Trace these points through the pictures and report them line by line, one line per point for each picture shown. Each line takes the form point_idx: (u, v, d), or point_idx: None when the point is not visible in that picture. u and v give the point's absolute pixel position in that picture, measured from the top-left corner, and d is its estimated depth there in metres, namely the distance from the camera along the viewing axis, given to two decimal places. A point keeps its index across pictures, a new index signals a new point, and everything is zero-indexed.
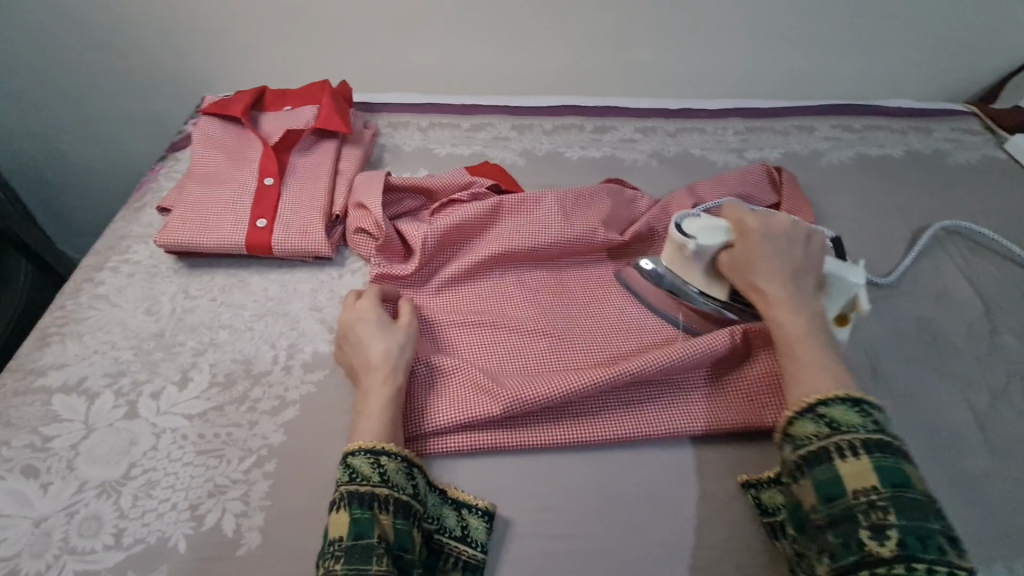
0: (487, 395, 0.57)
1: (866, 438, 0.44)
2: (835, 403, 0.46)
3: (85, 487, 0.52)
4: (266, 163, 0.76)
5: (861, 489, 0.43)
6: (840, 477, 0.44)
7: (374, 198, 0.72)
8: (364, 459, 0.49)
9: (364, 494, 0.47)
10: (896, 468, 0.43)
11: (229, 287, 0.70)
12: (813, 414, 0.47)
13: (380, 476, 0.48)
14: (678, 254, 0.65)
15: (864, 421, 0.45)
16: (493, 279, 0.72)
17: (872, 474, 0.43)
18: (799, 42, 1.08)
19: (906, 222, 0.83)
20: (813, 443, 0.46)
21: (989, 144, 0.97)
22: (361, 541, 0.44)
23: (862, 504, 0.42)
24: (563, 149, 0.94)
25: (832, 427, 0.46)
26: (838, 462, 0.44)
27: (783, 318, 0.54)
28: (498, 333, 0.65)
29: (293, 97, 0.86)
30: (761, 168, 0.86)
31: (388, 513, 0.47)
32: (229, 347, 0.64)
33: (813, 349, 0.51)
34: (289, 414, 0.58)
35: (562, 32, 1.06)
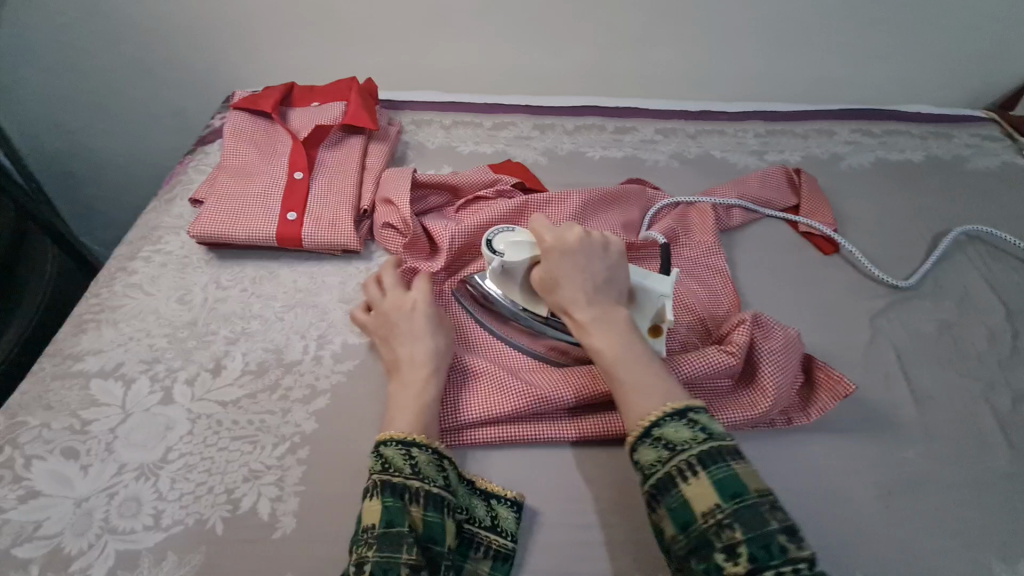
0: (513, 390, 0.59)
1: (699, 452, 0.43)
2: (667, 421, 0.45)
3: (123, 470, 0.54)
4: (296, 157, 0.77)
5: (707, 510, 0.40)
6: (687, 501, 0.41)
7: (402, 194, 0.73)
8: (395, 450, 0.49)
9: (395, 484, 0.47)
10: (729, 475, 0.42)
11: (259, 278, 0.71)
12: (650, 439, 0.45)
13: (411, 467, 0.48)
14: (489, 272, 0.62)
15: (693, 433, 0.44)
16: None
17: (712, 490, 0.41)
18: (821, 44, 1.08)
19: (926, 227, 0.84)
20: (657, 470, 0.43)
21: (1009, 150, 0.97)
22: (391, 528, 0.44)
23: (712, 526, 0.40)
24: (585, 149, 0.95)
25: (670, 448, 0.44)
26: (683, 486, 0.42)
27: (598, 339, 0.52)
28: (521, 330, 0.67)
29: (320, 93, 0.87)
30: (781, 171, 0.87)
31: (417, 503, 0.46)
32: (260, 337, 0.65)
33: (634, 369, 0.49)
34: (320, 402, 0.60)
35: (583, 33, 1.07)
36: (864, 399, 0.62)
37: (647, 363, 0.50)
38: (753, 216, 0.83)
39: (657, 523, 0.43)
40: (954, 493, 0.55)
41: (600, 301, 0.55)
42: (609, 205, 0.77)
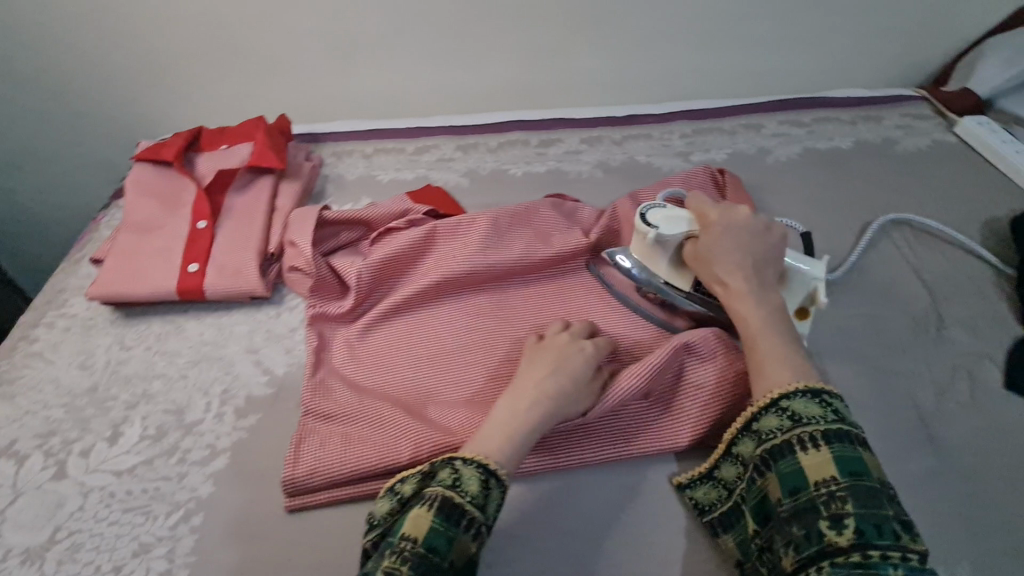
0: (402, 437, 0.56)
1: (827, 430, 0.45)
2: (798, 396, 0.48)
3: (9, 555, 0.52)
4: (199, 205, 0.75)
5: (821, 480, 0.43)
6: (802, 470, 0.45)
7: (305, 235, 0.71)
8: (474, 474, 0.47)
9: (453, 509, 0.45)
10: (854, 457, 0.44)
11: (164, 335, 0.69)
12: (776, 408, 0.48)
13: (479, 498, 0.46)
14: (642, 245, 0.66)
15: (825, 413, 0.47)
16: (436, 308, 0.70)
17: (831, 465, 0.44)
18: (743, 37, 1.07)
19: (854, 216, 0.82)
20: (776, 436, 0.47)
21: (939, 128, 0.95)
22: (431, 555, 0.42)
23: (823, 495, 0.43)
24: (508, 166, 0.93)
25: (794, 420, 0.47)
26: (801, 454, 0.45)
27: (745, 311, 0.56)
28: (437, 366, 0.65)
29: (228, 135, 0.85)
30: (705, 172, 0.85)
31: (467, 537, 0.44)
32: (161, 398, 0.63)
33: (775, 339, 0.53)
34: (218, 463, 0.57)
35: (502, 49, 1.05)
36: None
37: (789, 337, 0.54)
38: None
39: (766, 486, 0.47)
40: None
41: (754, 278, 0.59)
42: (525, 224, 0.75)
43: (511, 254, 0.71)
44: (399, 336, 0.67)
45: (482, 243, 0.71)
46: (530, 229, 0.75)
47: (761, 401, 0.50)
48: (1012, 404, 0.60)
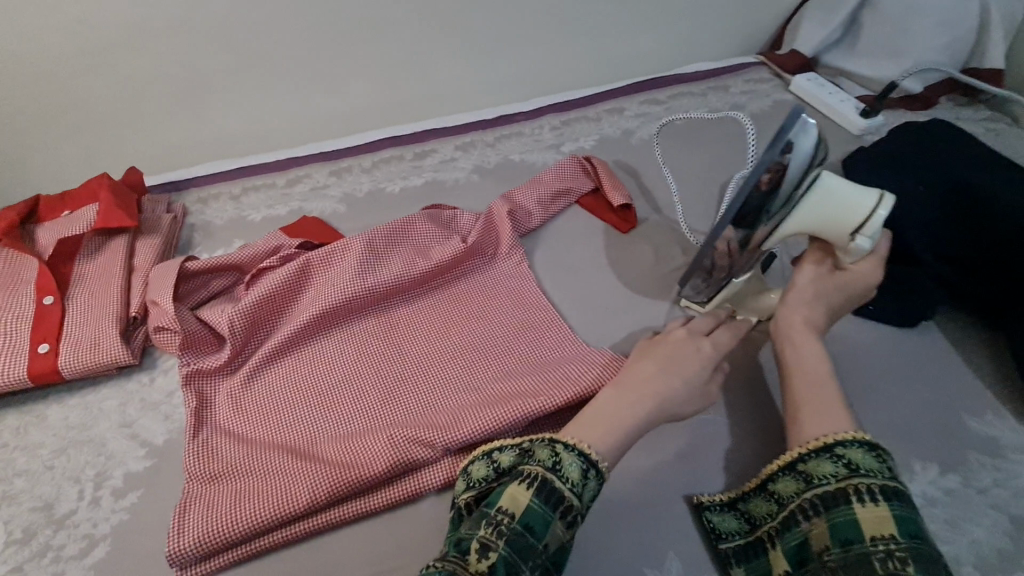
0: (298, 484, 0.54)
1: (886, 485, 0.45)
2: (855, 446, 0.48)
3: None
4: (42, 281, 0.69)
5: (880, 535, 0.43)
6: (858, 521, 0.44)
7: (164, 290, 0.67)
8: (575, 462, 0.48)
9: (552, 494, 0.46)
10: (911, 517, 0.43)
11: (22, 427, 0.63)
12: (832, 454, 0.48)
13: (578, 484, 0.47)
14: (831, 209, 0.55)
15: (882, 468, 0.46)
16: (322, 343, 0.68)
17: (891, 522, 0.43)
18: (596, 26, 1.11)
19: (712, 182, 0.87)
20: (830, 483, 0.47)
21: (778, 90, 1.04)
22: (525, 534, 0.44)
23: (881, 551, 0.42)
24: (385, 184, 0.92)
25: (851, 468, 0.47)
26: (858, 506, 0.45)
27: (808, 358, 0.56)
28: (329, 403, 0.63)
29: (70, 199, 0.78)
30: (573, 160, 0.86)
31: (561, 523, 0.45)
32: (25, 497, 0.58)
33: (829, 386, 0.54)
34: (99, 552, 0.53)
35: (361, 68, 1.04)
36: None
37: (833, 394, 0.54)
38: (557, 212, 0.83)
39: (811, 529, 0.47)
40: None
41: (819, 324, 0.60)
42: (403, 240, 0.75)
43: (391, 274, 0.71)
44: (287, 380, 0.65)
45: (359, 267, 0.70)
46: (409, 245, 0.75)
47: (817, 441, 0.49)
48: (861, 329, 0.66)
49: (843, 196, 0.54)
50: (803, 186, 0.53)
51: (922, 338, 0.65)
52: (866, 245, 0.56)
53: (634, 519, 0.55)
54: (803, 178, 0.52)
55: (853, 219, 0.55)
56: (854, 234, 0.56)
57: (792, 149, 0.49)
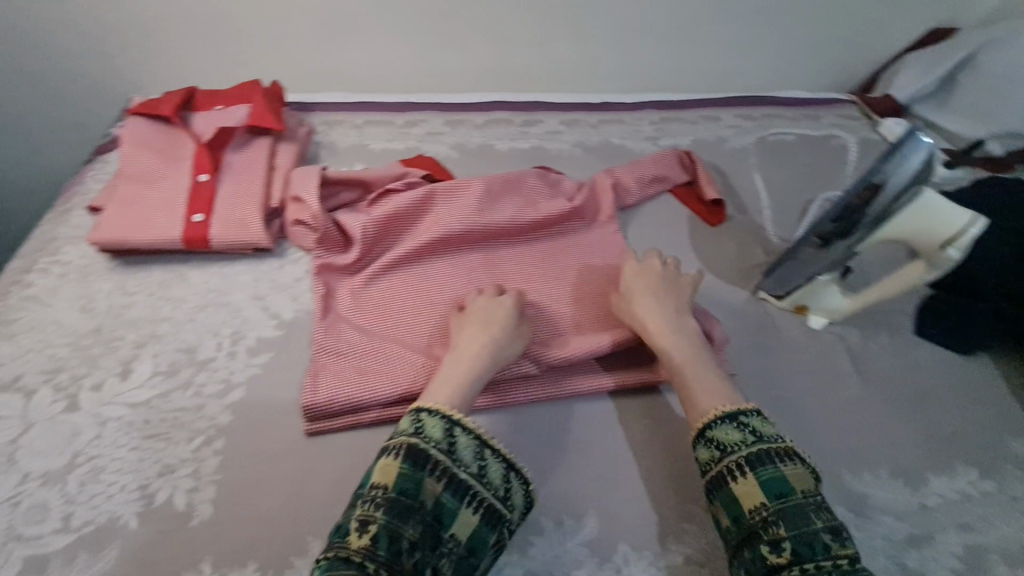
0: (413, 373, 0.62)
1: (748, 455, 0.51)
2: (719, 424, 0.54)
3: (28, 478, 0.53)
4: (199, 160, 0.77)
5: (753, 507, 0.49)
6: (736, 499, 0.50)
7: (309, 186, 0.75)
8: (437, 424, 0.51)
9: (418, 455, 0.48)
10: (777, 477, 0.50)
11: (167, 282, 0.71)
12: (704, 440, 0.54)
13: (446, 442, 0.50)
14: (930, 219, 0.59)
15: (743, 437, 0.52)
16: (435, 263, 0.75)
17: (758, 490, 0.49)
18: (707, 37, 1.18)
19: (799, 195, 0.93)
20: (711, 468, 0.52)
21: (866, 128, 1.09)
22: (404, 497, 0.46)
23: (758, 521, 0.48)
24: (494, 142, 0.99)
25: (721, 450, 0.52)
26: (733, 484, 0.50)
27: (670, 348, 0.62)
28: (438, 314, 0.70)
29: (223, 96, 0.87)
30: (673, 153, 0.92)
31: (433, 478, 0.48)
32: (170, 338, 0.65)
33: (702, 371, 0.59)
34: (235, 395, 0.61)
35: (486, 33, 1.11)
36: (741, 349, 0.70)
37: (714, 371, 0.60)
38: (651, 195, 0.90)
39: (714, 513, 0.52)
40: (814, 419, 0.64)
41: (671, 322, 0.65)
42: (514, 190, 0.82)
43: (503, 216, 0.78)
44: (402, 287, 0.72)
45: (476, 204, 0.77)
46: (518, 195, 0.82)
47: (713, 413, 0.55)
48: (923, 347, 0.72)
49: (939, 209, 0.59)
50: (904, 199, 0.59)
51: (975, 366, 0.71)
52: (954, 257, 0.60)
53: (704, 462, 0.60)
54: (907, 190, 0.59)
55: (946, 231, 0.59)
56: (944, 245, 0.60)
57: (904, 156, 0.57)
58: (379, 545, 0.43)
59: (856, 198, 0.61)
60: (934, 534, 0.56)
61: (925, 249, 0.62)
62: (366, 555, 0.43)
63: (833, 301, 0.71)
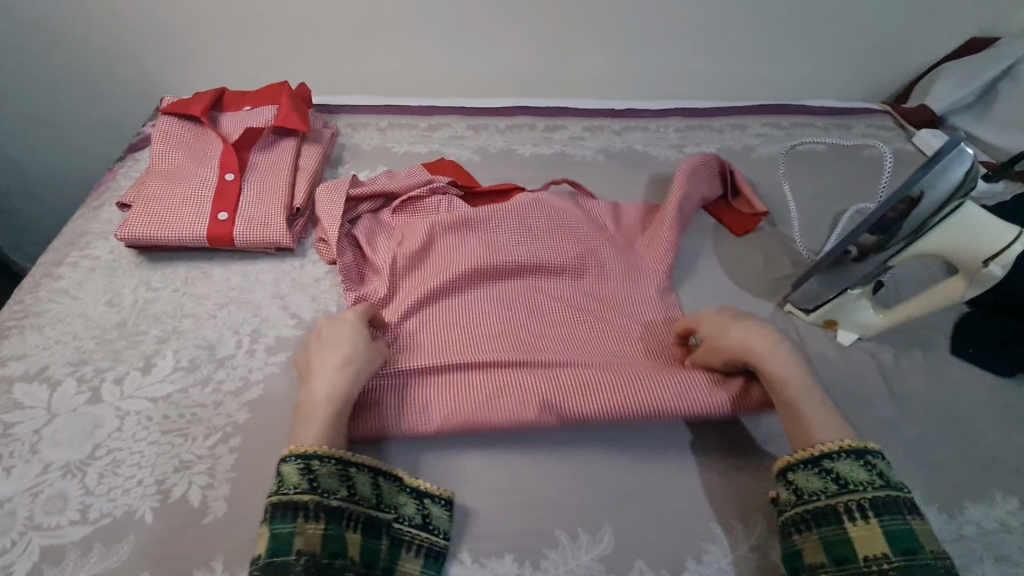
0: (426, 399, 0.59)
1: (876, 499, 0.48)
2: (843, 459, 0.50)
3: (49, 468, 0.54)
4: (226, 159, 0.78)
5: (872, 556, 0.46)
6: (853, 541, 0.47)
7: (333, 212, 0.74)
8: (292, 467, 0.48)
9: (284, 506, 0.46)
10: (904, 529, 0.46)
11: (191, 278, 0.72)
12: (820, 470, 0.50)
13: (304, 484, 0.48)
14: (973, 233, 0.58)
15: (871, 479, 0.49)
16: (462, 284, 0.71)
17: (882, 539, 0.46)
18: (737, 44, 1.16)
19: (828, 206, 0.90)
20: (821, 499, 0.49)
21: (900, 138, 1.06)
22: (277, 556, 0.44)
23: (874, 571, 0.45)
24: (516, 146, 0.99)
25: (841, 486, 0.49)
26: (849, 525, 0.47)
27: (782, 376, 0.56)
28: (473, 342, 0.65)
29: (252, 98, 0.88)
30: (714, 160, 0.86)
31: (312, 522, 0.47)
32: (192, 334, 0.66)
33: (815, 405, 0.54)
34: (253, 393, 0.61)
35: (512, 38, 1.11)
36: None
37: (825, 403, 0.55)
38: None
39: (803, 545, 0.49)
40: None
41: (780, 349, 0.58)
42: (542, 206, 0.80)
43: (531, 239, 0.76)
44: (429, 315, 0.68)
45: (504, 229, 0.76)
46: (543, 217, 0.78)
47: (831, 444, 0.51)
48: (959, 367, 0.69)
49: (980, 224, 0.58)
50: (942, 214, 0.57)
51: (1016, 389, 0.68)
52: (996, 273, 0.58)
53: (726, 480, 0.58)
54: (947, 205, 0.57)
55: (988, 246, 0.58)
56: (987, 261, 0.58)
57: (948, 170, 0.54)
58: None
59: (890, 211, 0.58)
60: (970, 565, 0.53)
61: (964, 266, 0.60)
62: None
63: (864, 316, 0.68)
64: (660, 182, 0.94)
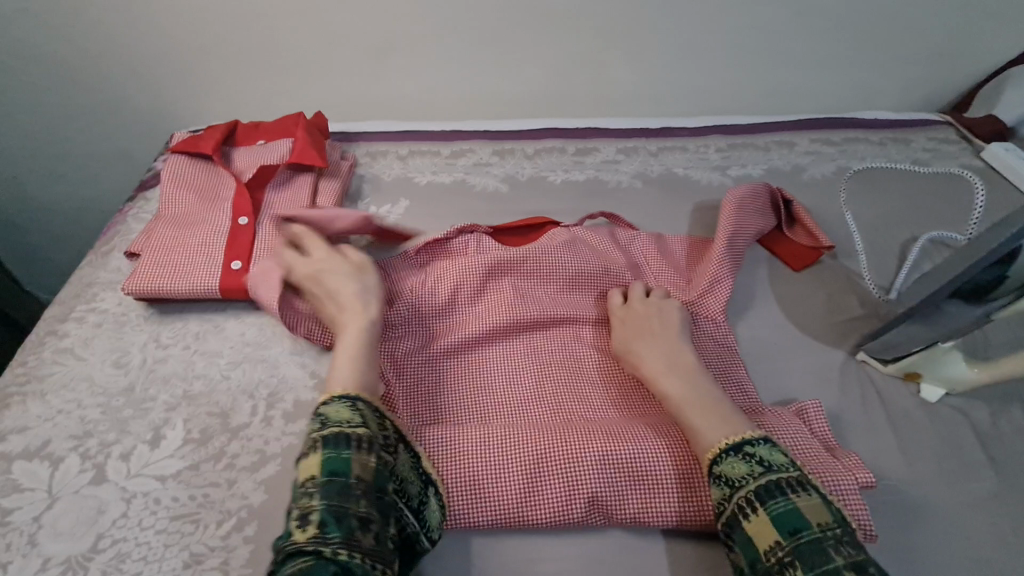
0: (466, 479, 0.53)
1: (757, 488, 0.46)
2: (723, 458, 0.49)
3: (48, 564, 0.48)
4: (240, 202, 0.73)
5: (769, 548, 0.43)
6: (751, 539, 0.44)
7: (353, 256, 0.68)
8: (340, 406, 0.49)
9: (337, 436, 0.46)
10: (791, 510, 0.44)
11: (203, 333, 0.67)
12: (710, 478, 0.49)
13: (357, 420, 0.48)
14: None
15: (750, 468, 0.47)
16: (498, 348, 0.65)
17: (772, 527, 0.44)
18: (779, 52, 1.07)
19: (893, 233, 0.81)
20: (722, 508, 0.47)
21: (965, 152, 0.97)
22: (336, 478, 0.44)
23: (775, 566, 0.42)
24: (546, 173, 0.92)
25: (730, 486, 0.47)
26: (745, 523, 0.45)
27: (667, 386, 0.57)
28: (511, 417, 0.59)
29: (265, 130, 0.83)
30: (765, 189, 0.79)
31: (365, 455, 0.46)
32: (203, 399, 0.60)
33: (698, 407, 0.54)
34: (269, 469, 0.55)
35: (539, 54, 1.05)
36: (839, 426, 0.60)
37: (714, 402, 0.54)
38: None
39: (734, 560, 0.46)
40: (942, 523, 0.53)
41: (664, 356, 0.60)
42: (580, 247, 0.73)
43: (562, 289, 0.70)
44: (461, 380, 0.62)
45: (536, 276, 0.69)
46: (579, 262, 0.71)
47: (717, 447, 0.50)
48: None
49: None
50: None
51: None
52: None
53: None
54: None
55: None
56: None
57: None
58: (329, 529, 0.41)
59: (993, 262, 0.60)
60: None
61: None
62: (318, 542, 0.41)
63: (954, 369, 0.61)
64: (704, 209, 0.87)
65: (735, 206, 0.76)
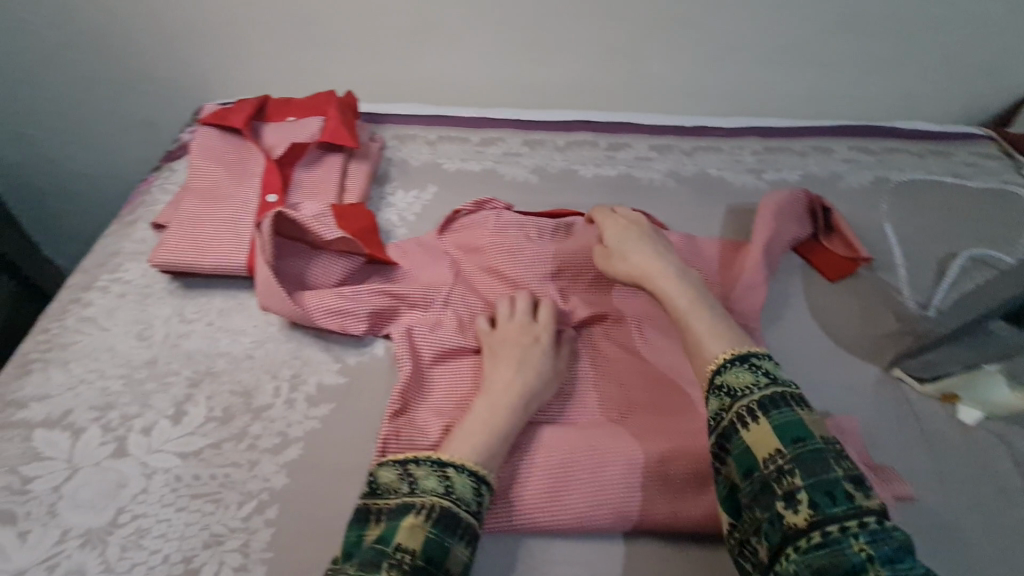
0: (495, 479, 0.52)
1: (760, 399, 0.46)
2: (727, 368, 0.49)
3: (67, 536, 0.48)
4: (268, 178, 0.72)
5: (768, 455, 0.44)
6: (749, 447, 0.45)
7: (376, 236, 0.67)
8: (466, 482, 0.47)
9: (450, 517, 0.44)
10: (793, 421, 0.45)
11: (227, 310, 0.66)
12: (712, 389, 0.49)
13: (473, 507, 0.46)
14: None
15: (755, 379, 0.48)
16: None
17: (771, 435, 0.44)
18: (820, 54, 1.05)
19: (932, 248, 0.79)
20: (721, 418, 0.48)
21: (1008, 169, 0.94)
22: (429, 565, 0.41)
23: (773, 472, 0.43)
24: (577, 166, 0.90)
25: (731, 395, 0.48)
26: (744, 432, 0.46)
27: (670, 292, 0.59)
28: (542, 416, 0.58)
29: (296, 107, 0.82)
30: (803, 196, 0.77)
31: (463, 547, 0.43)
32: (226, 377, 0.59)
33: (701, 314, 0.55)
34: (292, 453, 0.54)
35: (575, 45, 1.02)
36: (874, 443, 0.59)
37: (713, 310, 0.56)
38: None
39: (727, 474, 0.47)
40: (976, 551, 0.51)
41: (665, 266, 0.61)
42: None
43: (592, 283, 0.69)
44: None
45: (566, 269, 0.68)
46: None
47: (720, 353, 0.51)
48: None
49: None
50: None
51: None
52: None
53: None
54: None
55: None
56: None
57: None
58: None
59: None
60: None
61: None
62: None
63: (995, 391, 0.60)
64: (737, 213, 0.85)
65: (771, 210, 0.74)
